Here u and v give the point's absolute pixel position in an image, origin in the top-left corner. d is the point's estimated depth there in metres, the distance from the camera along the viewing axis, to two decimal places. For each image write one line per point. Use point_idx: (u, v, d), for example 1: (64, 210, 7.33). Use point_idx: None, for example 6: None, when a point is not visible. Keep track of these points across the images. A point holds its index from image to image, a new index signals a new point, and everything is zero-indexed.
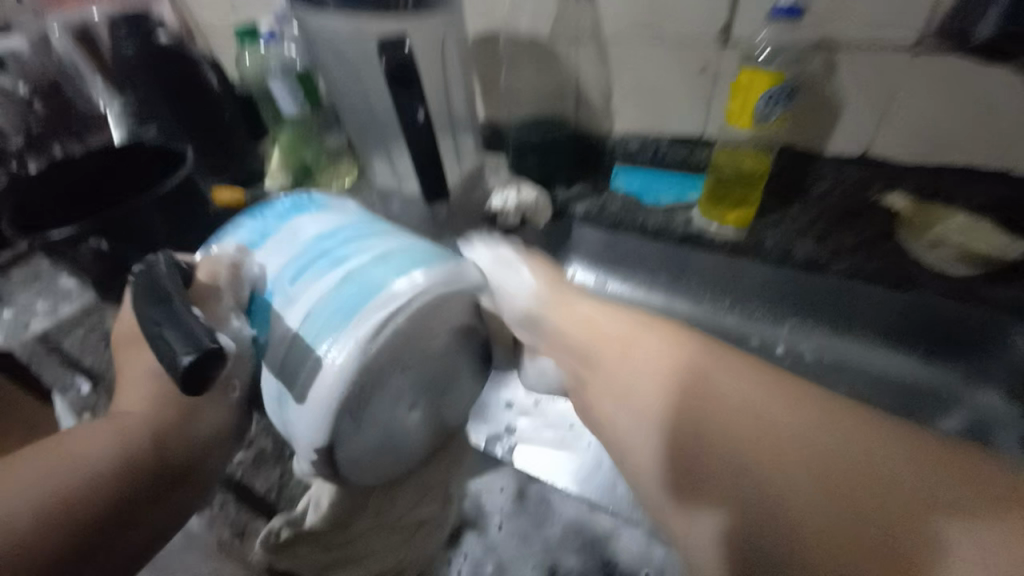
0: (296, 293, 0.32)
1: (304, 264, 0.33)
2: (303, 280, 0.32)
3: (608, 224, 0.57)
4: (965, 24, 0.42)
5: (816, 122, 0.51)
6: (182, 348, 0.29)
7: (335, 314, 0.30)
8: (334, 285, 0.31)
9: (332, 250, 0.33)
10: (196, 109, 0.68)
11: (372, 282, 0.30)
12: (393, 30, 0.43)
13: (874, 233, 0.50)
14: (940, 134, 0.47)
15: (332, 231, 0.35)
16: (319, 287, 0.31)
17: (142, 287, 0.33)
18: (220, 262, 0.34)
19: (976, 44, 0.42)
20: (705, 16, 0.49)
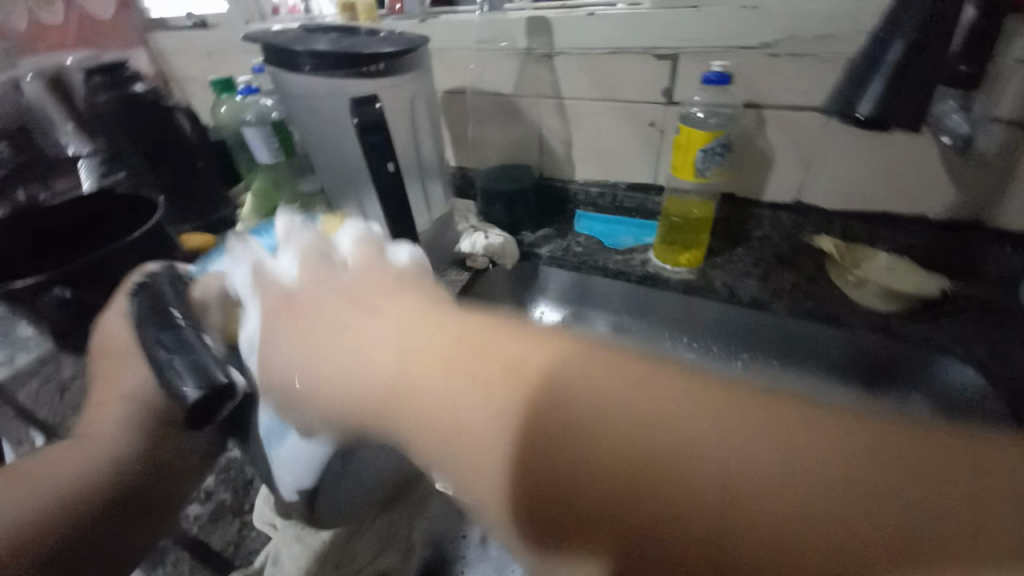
0: (289, 310, 0.28)
1: (301, 279, 0.29)
2: (296, 296, 0.28)
3: (572, 266, 0.60)
4: None
5: (753, 172, 0.56)
6: (193, 378, 0.30)
7: (335, 338, 0.25)
8: (335, 303, 0.27)
9: (330, 267, 0.29)
10: (170, 156, 0.69)
11: (380, 305, 0.25)
12: (363, 91, 0.46)
13: (811, 272, 0.55)
14: (859, 181, 0.53)
15: (331, 245, 0.31)
16: (322, 303, 0.27)
17: (145, 303, 0.34)
18: (212, 285, 0.37)
19: (858, 118, 0.41)
20: (649, 81, 0.54)
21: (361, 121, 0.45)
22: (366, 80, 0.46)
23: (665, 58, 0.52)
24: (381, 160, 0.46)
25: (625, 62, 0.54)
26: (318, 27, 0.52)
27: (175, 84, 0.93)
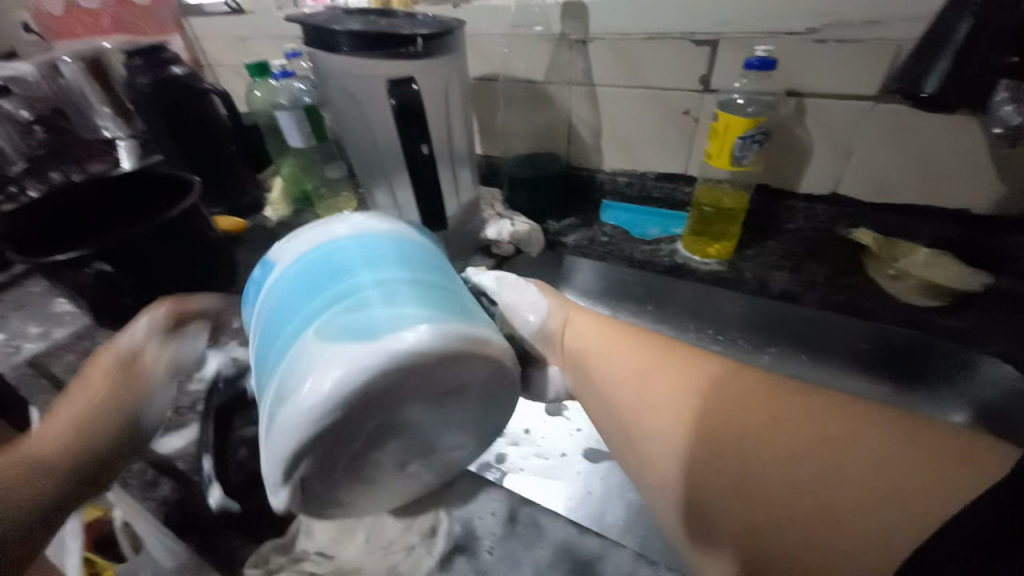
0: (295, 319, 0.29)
1: (311, 281, 0.31)
2: (309, 302, 0.29)
3: (597, 255, 0.60)
4: None
5: (789, 162, 0.55)
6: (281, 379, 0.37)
7: (334, 350, 0.26)
8: (340, 316, 0.28)
9: (346, 277, 0.30)
10: (204, 139, 0.71)
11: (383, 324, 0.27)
12: (399, 73, 0.46)
13: (845, 266, 0.53)
14: (899, 173, 0.51)
15: (358, 252, 0.32)
16: (327, 318, 0.28)
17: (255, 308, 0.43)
18: None
19: (924, 97, 0.42)
20: (685, 68, 0.53)
21: (396, 103, 0.45)
22: (402, 62, 0.46)
23: (703, 44, 0.51)
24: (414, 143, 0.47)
25: (661, 47, 0.53)
26: (355, 9, 0.52)
27: (207, 69, 0.94)
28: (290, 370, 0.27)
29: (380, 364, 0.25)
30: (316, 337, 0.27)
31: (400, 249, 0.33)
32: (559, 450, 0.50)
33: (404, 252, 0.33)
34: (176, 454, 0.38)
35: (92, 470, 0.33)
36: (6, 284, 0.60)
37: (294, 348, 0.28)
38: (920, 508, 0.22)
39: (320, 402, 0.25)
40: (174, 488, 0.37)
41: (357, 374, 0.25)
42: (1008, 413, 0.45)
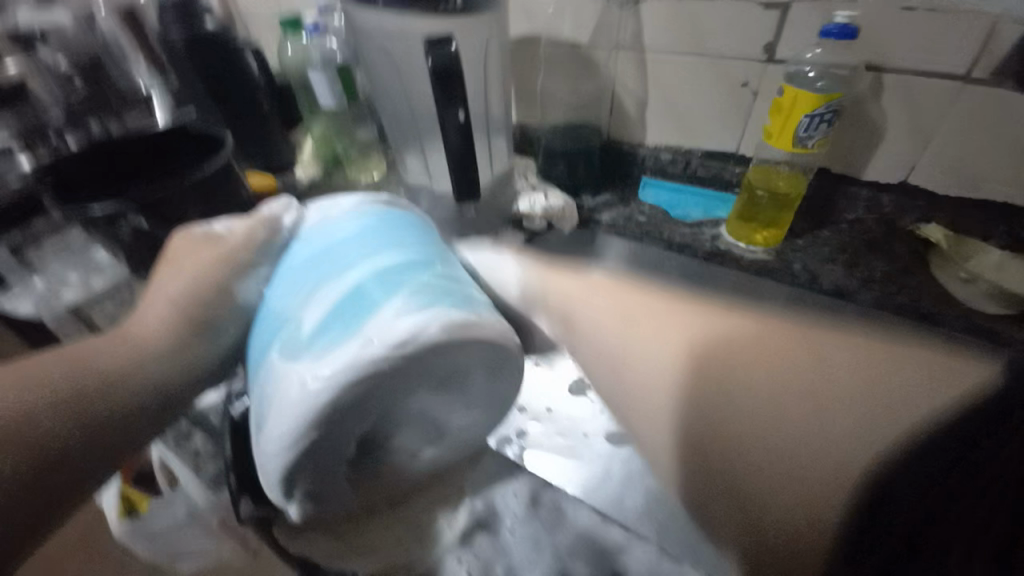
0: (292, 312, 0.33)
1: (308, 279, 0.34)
2: (309, 297, 0.33)
3: (634, 236, 0.57)
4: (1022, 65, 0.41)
5: (857, 144, 0.50)
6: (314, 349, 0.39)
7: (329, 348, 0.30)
8: (333, 315, 0.31)
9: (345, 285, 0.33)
10: (236, 94, 0.69)
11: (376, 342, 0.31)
12: (438, 30, 0.44)
13: (907, 263, 0.49)
14: (984, 164, 0.46)
15: (346, 247, 0.35)
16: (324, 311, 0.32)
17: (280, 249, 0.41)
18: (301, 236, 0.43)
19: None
20: (750, 34, 0.48)
21: (434, 63, 0.42)
22: (442, 17, 0.43)
23: (774, 8, 0.46)
24: (451, 107, 0.44)
25: (724, 9, 0.48)
26: None
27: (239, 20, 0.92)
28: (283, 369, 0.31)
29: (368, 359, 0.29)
30: (313, 332, 0.31)
31: (386, 239, 0.36)
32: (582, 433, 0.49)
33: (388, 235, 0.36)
34: (208, 412, 0.39)
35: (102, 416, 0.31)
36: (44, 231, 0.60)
37: (290, 342, 0.31)
38: (973, 469, 0.24)
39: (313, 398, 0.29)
40: (207, 443, 0.38)
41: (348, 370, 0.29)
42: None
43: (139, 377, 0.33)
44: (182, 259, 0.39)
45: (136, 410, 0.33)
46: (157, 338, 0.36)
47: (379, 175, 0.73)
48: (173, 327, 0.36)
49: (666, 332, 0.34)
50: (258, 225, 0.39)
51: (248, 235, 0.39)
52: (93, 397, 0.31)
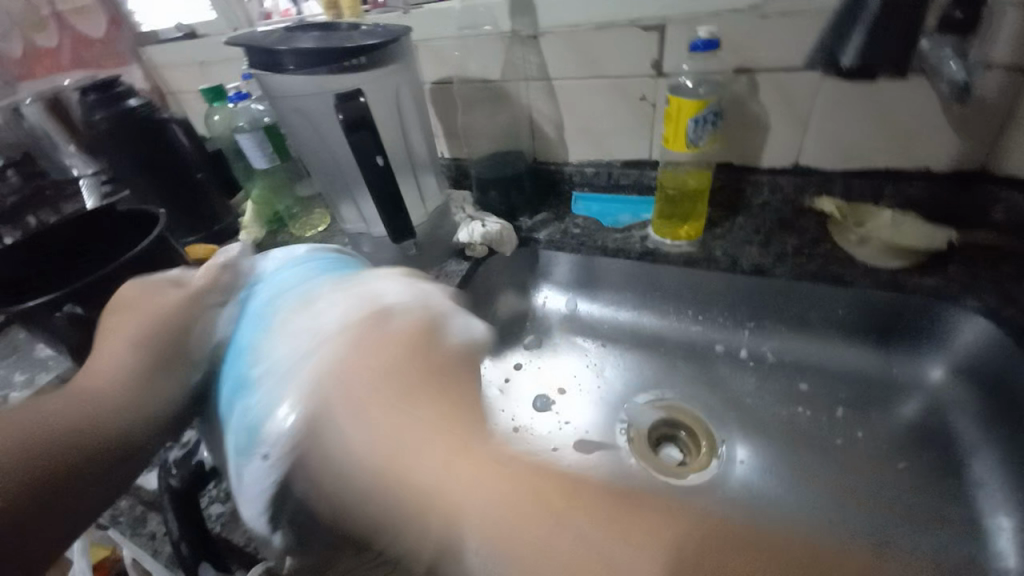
0: (263, 347, 0.32)
1: (272, 316, 0.34)
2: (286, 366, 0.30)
3: (572, 248, 0.60)
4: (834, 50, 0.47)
5: (748, 138, 0.55)
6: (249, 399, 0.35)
7: (309, 373, 0.30)
8: (309, 343, 0.32)
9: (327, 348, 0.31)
10: (168, 170, 0.70)
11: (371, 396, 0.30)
12: (348, 87, 0.46)
13: (815, 234, 0.54)
14: (860, 136, 0.52)
15: (305, 283, 0.36)
16: (299, 340, 0.32)
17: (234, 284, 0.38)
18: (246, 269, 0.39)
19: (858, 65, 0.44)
20: (636, 54, 0.53)
21: (347, 117, 0.44)
22: (349, 74, 0.46)
23: (651, 28, 0.51)
24: (371, 154, 0.46)
25: (610, 35, 0.53)
26: (299, 26, 0.52)
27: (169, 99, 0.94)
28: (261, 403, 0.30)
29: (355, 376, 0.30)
30: (290, 361, 0.31)
31: (345, 276, 0.37)
32: (552, 445, 0.52)
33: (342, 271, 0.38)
34: (162, 490, 0.38)
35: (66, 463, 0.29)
36: None
37: (267, 377, 0.31)
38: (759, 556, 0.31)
39: (300, 422, 0.28)
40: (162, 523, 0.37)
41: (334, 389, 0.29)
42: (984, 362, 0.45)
43: (108, 426, 0.31)
44: (134, 306, 0.37)
45: (107, 457, 0.31)
46: (116, 375, 0.33)
47: (324, 226, 0.74)
48: (132, 364, 0.34)
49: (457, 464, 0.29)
50: (218, 271, 0.38)
51: (212, 278, 0.38)
52: (61, 439, 0.30)
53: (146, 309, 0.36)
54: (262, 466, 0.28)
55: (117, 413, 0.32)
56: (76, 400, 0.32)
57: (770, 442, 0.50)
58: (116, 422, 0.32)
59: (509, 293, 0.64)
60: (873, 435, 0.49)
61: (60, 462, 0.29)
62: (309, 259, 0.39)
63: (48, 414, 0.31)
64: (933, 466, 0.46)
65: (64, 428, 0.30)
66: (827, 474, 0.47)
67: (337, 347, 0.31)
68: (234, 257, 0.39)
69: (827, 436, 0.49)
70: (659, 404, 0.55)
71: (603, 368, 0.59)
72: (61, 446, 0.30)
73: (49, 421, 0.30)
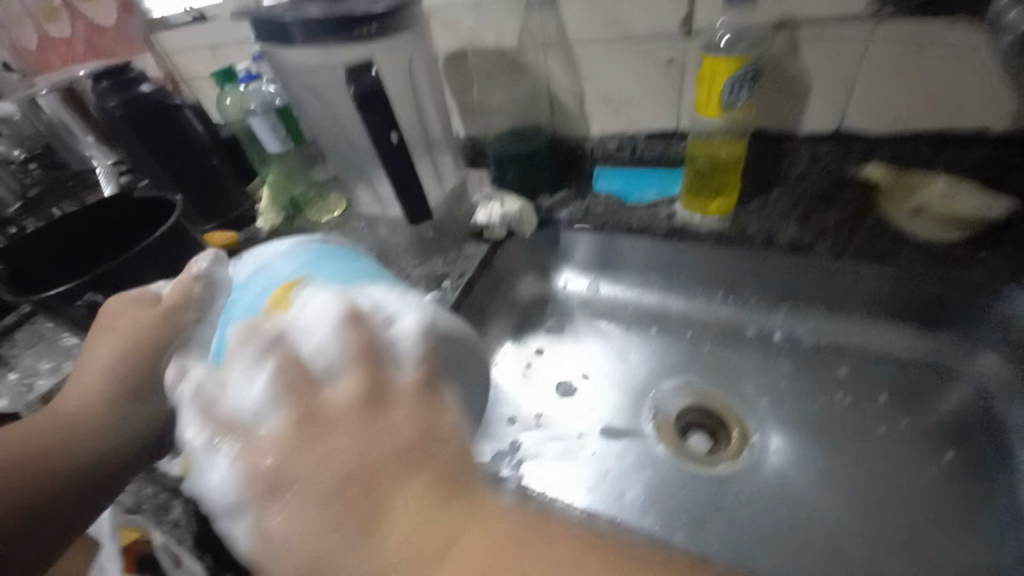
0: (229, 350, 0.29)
1: (253, 316, 0.32)
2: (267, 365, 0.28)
3: (594, 227, 0.57)
4: None
5: (786, 101, 0.51)
6: None
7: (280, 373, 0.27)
8: (282, 341, 0.29)
9: (311, 338, 0.28)
10: (184, 156, 0.69)
11: None
12: (359, 59, 0.44)
13: (859, 207, 0.50)
14: (915, 96, 0.47)
15: (295, 278, 0.34)
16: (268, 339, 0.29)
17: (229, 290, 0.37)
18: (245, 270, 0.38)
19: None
20: (664, 14, 0.50)
21: (359, 91, 0.42)
22: (361, 45, 0.43)
23: None
24: (384, 131, 0.44)
25: None
26: None
27: (182, 85, 0.93)
28: (237, 408, 0.28)
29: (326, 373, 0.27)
30: (261, 363, 0.28)
31: (335, 270, 0.35)
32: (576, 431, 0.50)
33: (325, 261, 0.36)
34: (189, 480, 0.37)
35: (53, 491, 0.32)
36: (14, 324, 0.61)
37: (244, 375, 0.29)
38: None
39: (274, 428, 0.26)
40: None
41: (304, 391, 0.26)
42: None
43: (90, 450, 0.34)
44: (111, 325, 0.38)
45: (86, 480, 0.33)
46: (101, 397, 0.36)
47: (340, 211, 0.73)
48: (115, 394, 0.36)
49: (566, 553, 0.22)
50: (190, 285, 0.38)
51: (184, 295, 0.38)
52: (48, 459, 0.33)
53: (125, 329, 0.37)
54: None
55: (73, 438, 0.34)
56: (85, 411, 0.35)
57: (806, 430, 0.47)
58: (92, 438, 0.35)
59: (529, 275, 0.61)
60: (919, 423, 0.46)
61: (48, 487, 0.32)
62: (293, 253, 0.37)
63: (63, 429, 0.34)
64: (982, 458, 0.43)
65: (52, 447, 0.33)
66: (866, 463, 0.44)
67: (306, 345, 0.28)
68: (205, 270, 0.39)
69: (870, 424, 0.46)
70: (686, 390, 0.53)
71: (627, 353, 0.56)
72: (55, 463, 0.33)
73: (34, 442, 0.33)
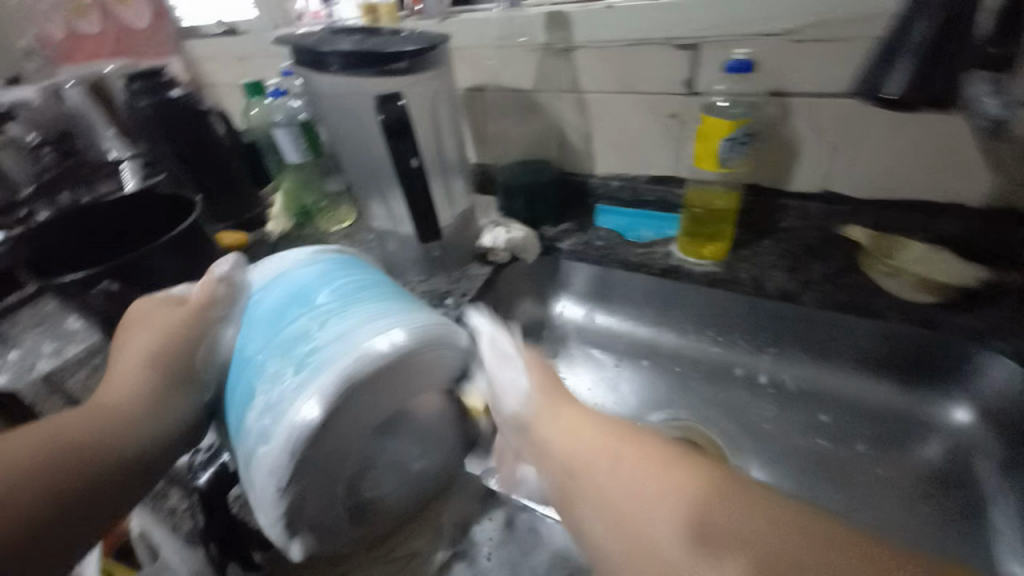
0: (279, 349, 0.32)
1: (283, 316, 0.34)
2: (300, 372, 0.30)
3: (594, 260, 0.60)
4: (874, 81, 0.39)
5: (776, 161, 0.55)
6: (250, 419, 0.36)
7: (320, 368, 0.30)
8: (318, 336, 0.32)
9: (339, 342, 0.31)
10: (205, 158, 0.72)
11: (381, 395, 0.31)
12: (388, 90, 0.47)
13: (840, 263, 0.54)
14: (893, 168, 0.51)
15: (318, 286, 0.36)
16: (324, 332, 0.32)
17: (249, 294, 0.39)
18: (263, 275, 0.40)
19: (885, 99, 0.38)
20: (671, 73, 0.54)
21: (386, 119, 0.46)
22: (392, 78, 0.47)
23: (687, 48, 0.52)
24: (406, 156, 0.47)
25: (646, 53, 0.54)
26: (344, 28, 0.53)
27: (206, 90, 0.97)
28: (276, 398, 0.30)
29: (360, 367, 0.29)
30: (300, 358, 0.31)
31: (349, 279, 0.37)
32: None
33: (343, 271, 0.39)
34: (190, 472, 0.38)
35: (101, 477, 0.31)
36: (17, 306, 0.62)
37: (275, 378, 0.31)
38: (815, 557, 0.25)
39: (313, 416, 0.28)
40: (183, 500, 0.38)
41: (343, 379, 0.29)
42: (1015, 419, 0.44)
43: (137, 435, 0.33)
44: (142, 325, 0.39)
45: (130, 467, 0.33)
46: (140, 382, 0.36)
47: (349, 223, 0.75)
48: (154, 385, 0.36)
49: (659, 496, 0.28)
50: (213, 285, 0.39)
51: (208, 295, 0.39)
52: (89, 446, 0.31)
53: (159, 325, 0.38)
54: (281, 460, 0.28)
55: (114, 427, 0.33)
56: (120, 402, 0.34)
57: (784, 471, 0.49)
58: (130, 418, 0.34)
59: (528, 299, 0.64)
60: (892, 472, 0.48)
61: (90, 474, 0.30)
62: (309, 260, 0.39)
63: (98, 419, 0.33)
64: (953, 512, 0.45)
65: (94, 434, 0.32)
66: (840, 506, 0.46)
67: (354, 341, 0.31)
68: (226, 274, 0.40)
69: (845, 471, 0.48)
70: (675, 423, 0.54)
71: (618, 382, 0.58)
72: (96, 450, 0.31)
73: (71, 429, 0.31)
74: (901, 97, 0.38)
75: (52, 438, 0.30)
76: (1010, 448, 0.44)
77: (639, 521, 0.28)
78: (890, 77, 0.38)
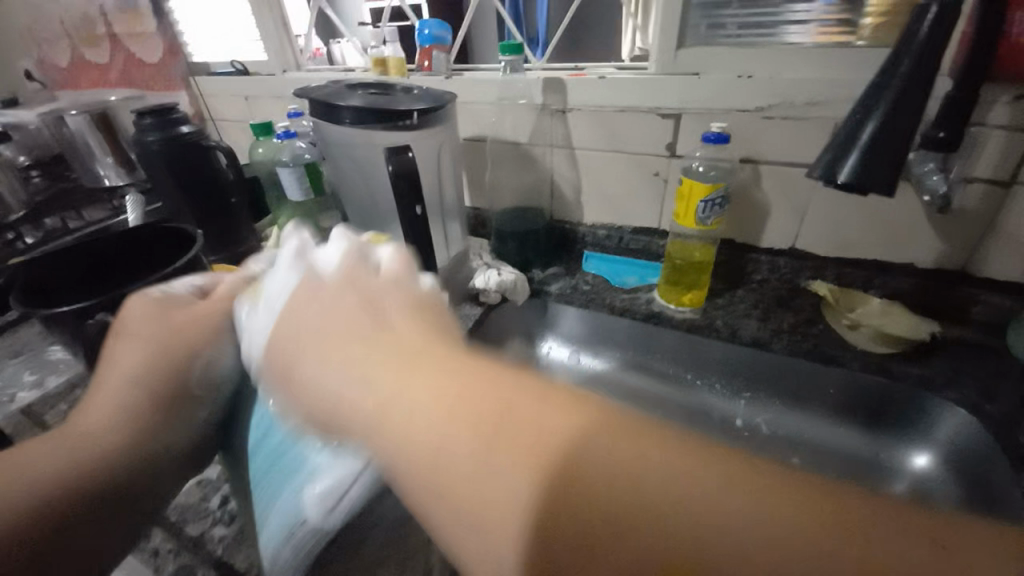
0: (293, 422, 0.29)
1: (287, 349, 0.33)
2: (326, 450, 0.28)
3: (580, 303, 0.63)
4: (830, 167, 0.45)
5: (749, 219, 0.60)
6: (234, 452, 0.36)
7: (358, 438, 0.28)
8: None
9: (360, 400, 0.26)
10: (206, 191, 0.74)
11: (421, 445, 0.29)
12: (395, 142, 0.51)
13: (809, 314, 0.58)
14: (853, 231, 0.57)
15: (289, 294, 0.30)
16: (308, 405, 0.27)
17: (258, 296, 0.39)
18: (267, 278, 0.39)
19: (839, 185, 0.44)
20: (654, 137, 0.59)
21: (394, 169, 0.49)
22: (400, 132, 0.51)
23: (669, 116, 0.57)
24: (410, 203, 0.51)
25: (631, 119, 0.59)
26: (357, 83, 0.58)
27: (209, 124, 1.00)
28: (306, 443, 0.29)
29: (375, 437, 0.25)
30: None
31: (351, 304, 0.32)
32: None
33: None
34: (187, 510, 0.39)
35: (103, 498, 0.30)
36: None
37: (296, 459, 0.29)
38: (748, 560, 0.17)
39: (356, 495, 0.27)
40: (167, 538, 0.37)
41: (392, 464, 0.27)
42: (973, 464, 0.46)
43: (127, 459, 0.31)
44: (142, 319, 0.35)
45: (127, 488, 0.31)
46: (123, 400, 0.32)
47: None
48: (130, 408, 0.32)
49: (521, 460, 0.20)
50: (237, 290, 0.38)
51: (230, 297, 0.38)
52: (72, 473, 0.29)
53: (160, 324, 0.35)
54: (310, 533, 0.27)
55: (108, 455, 0.30)
56: (104, 419, 0.31)
57: None
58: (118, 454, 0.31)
59: (517, 340, 0.66)
60: None
61: (82, 498, 0.29)
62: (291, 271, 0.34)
63: (84, 441, 0.30)
64: None
65: (81, 461, 0.30)
66: None
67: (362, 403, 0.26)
68: (258, 274, 0.40)
69: None
70: None
71: None
72: (84, 476, 0.29)
73: (73, 453, 0.30)
74: (852, 184, 0.44)
75: (65, 460, 0.29)
76: (969, 492, 0.46)
77: (488, 503, 0.20)
78: (841, 166, 0.44)
